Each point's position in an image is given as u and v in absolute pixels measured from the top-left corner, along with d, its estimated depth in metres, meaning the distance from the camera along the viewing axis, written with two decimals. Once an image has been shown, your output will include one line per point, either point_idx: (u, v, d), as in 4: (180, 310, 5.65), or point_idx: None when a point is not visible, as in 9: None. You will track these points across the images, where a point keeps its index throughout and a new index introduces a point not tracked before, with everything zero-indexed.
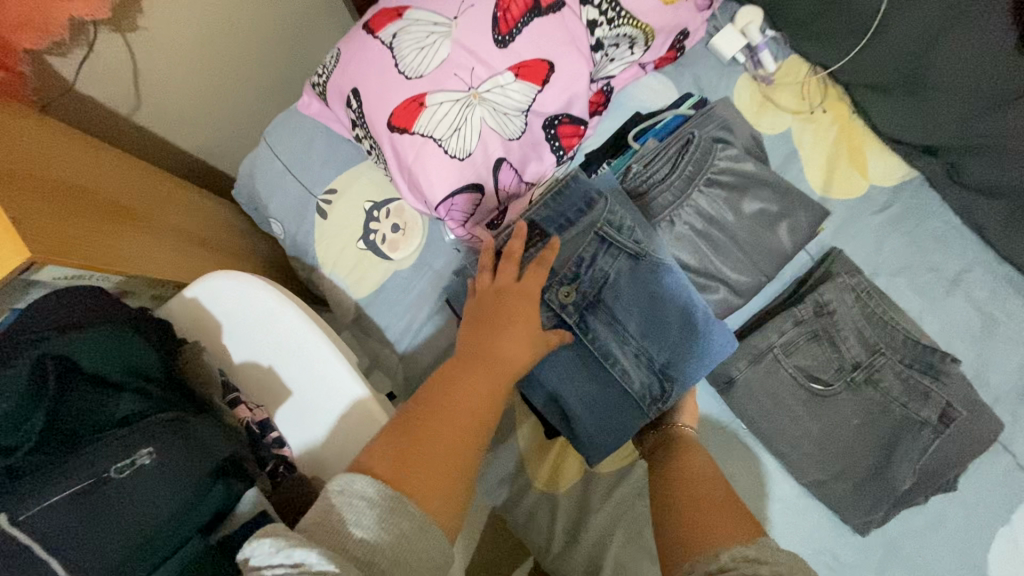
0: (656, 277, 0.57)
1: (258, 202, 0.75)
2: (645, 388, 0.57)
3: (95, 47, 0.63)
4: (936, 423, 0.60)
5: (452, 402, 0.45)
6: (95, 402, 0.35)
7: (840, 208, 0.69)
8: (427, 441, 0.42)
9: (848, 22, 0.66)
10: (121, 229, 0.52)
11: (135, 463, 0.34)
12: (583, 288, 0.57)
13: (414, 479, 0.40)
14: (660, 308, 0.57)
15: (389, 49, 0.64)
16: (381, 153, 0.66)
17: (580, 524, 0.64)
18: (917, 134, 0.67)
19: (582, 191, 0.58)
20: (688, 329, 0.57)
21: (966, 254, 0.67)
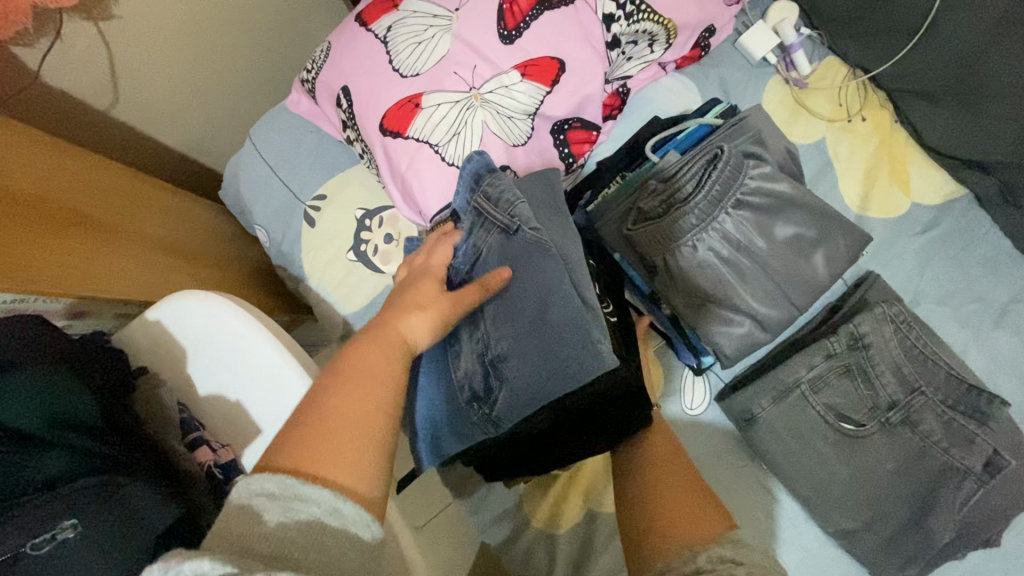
0: (528, 258, 0.46)
1: (243, 206, 0.70)
2: (468, 379, 0.48)
3: (63, 36, 0.57)
4: (980, 473, 0.54)
5: (355, 375, 0.36)
6: (13, 462, 0.29)
7: (879, 227, 0.63)
8: (328, 426, 0.34)
9: (894, 22, 0.60)
10: (79, 243, 0.47)
11: (56, 537, 0.28)
12: (456, 262, 0.48)
13: (324, 459, 0.33)
14: (524, 298, 0.46)
15: (383, 43, 0.58)
16: (373, 157, 0.61)
17: (582, 568, 0.59)
18: (968, 148, 0.60)
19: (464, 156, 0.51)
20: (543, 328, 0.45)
21: (1017, 282, 0.61)
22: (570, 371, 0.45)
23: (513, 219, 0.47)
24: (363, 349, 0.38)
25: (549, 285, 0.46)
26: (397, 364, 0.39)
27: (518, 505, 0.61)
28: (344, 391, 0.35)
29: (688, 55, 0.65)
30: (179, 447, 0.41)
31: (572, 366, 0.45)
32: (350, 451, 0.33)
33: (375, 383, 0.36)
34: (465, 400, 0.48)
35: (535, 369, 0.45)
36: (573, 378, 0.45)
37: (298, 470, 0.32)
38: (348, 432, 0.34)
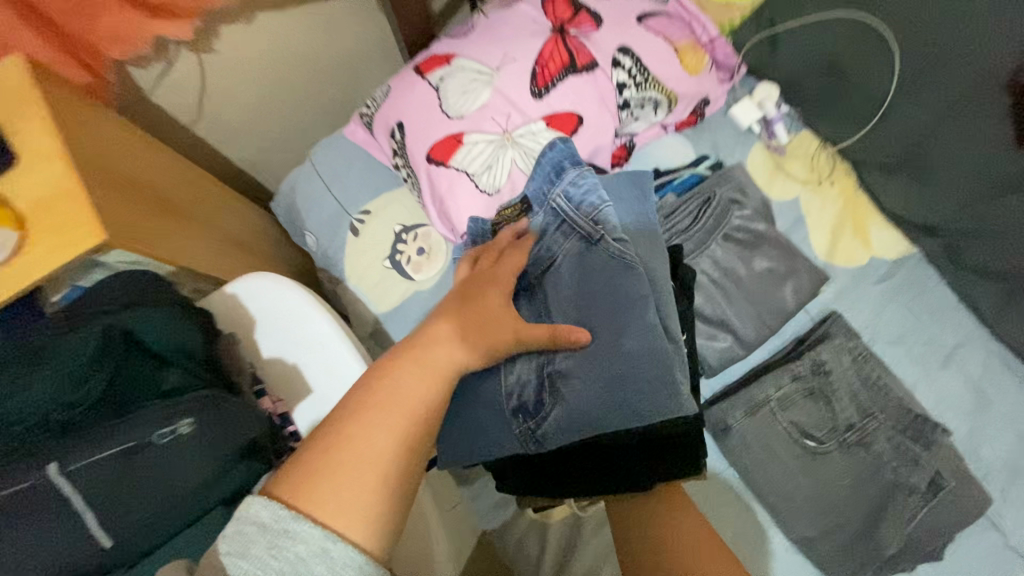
0: (608, 267, 0.55)
1: (295, 215, 0.80)
2: (520, 387, 0.55)
3: (172, 63, 0.70)
4: (923, 490, 0.62)
5: (371, 410, 0.41)
6: (146, 371, 0.40)
7: (842, 274, 0.73)
8: (335, 461, 0.38)
9: (858, 106, 0.72)
10: (174, 224, 0.57)
11: (175, 431, 0.37)
12: (529, 266, 0.58)
13: (319, 496, 0.37)
14: (598, 309, 0.54)
15: (435, 90, 0.71)
16: (416, 181, 0.72)
17: (568, 555, 0.66)
18: (920, 213, 0.71)
19: (556, 161, 0.60)
20: (603, 358, 0.53)
21: (960, 329, 0.70)
22: (629, 409, 0.52)
23: (597, 227, 0.56)
24: (384, 382, 0.43)
25: (625, 304, 0.53)
26: (420, 397, 0.43)
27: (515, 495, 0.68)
28: (356, 433, 0.40)
29: (686, 120, 0.77)
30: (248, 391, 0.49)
31: (638, 402, 0.52)
32: (345, 494, 0.37)
33: (390, 421, 0.41)
34: (512, 409, 0.56)
35: (598, 394, 0.53)
36: (634, 418, 0.52)
37: (293, 504, 0.37)
38: (348, 475, 0.38)
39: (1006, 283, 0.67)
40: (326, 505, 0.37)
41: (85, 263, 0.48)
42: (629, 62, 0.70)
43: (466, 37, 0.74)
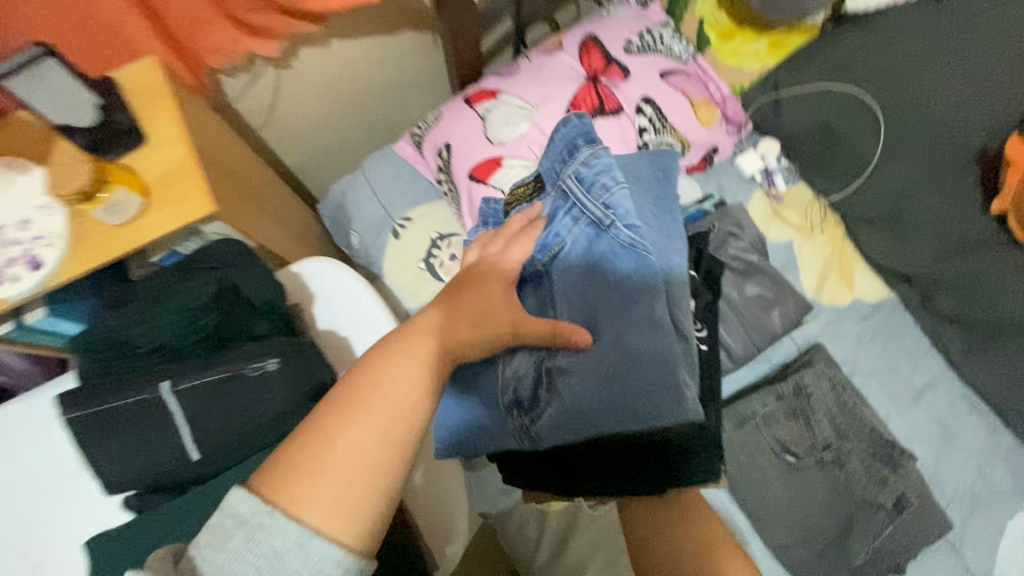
0: (618, 257, 0.53)
1: (343, 216, 0.91)
2: (517, 381, 0.54)
3: (255, 75, 0.80)
4: (890, 508, 0.68)
5: (355, 401, 0.39)
6: (243, 319, 0.49)
7: (827, 311, 0.81)
8: (315, 455, 0.37)
9: (848, 165, 0.82)
10: (252, 209, 0.66)
11: (264, 366, 0.45)
12: (535, 256, 0.56)
13: (298, 489, 0.36)
14: (603, 301, 0.53)
15: (481, 119, 0.82)
16: (456, 195, 0.82)
17: (564, 542, 0.72)
18: (897, 262, 0.80)
19: (569, 138, 0.57)
20: (600, 352, 0.52)
21: (931, 369, 0.78)
22: (624, 404, 0.50)
23: (608, 213, 0.53)
24: (369, 371, 0.40)
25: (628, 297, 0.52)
26: (410, 387, 0.40)
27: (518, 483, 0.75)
28: (344, 425, 0.38)
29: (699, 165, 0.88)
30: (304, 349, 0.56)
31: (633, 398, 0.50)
32: (328, 490, 0.36)
33: (376, 412, 0.38)
34: (508, 402, 0.55)
35: (595, 392, 0.51)
36: (633, 417, 0.50)
37: (271, 498, 0.36)
38: (328, 469, 0.36)
39: (975, 331, 0.75)
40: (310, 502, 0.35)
41: (185, 231, 0.57)
42: (651, 111, 0.81)
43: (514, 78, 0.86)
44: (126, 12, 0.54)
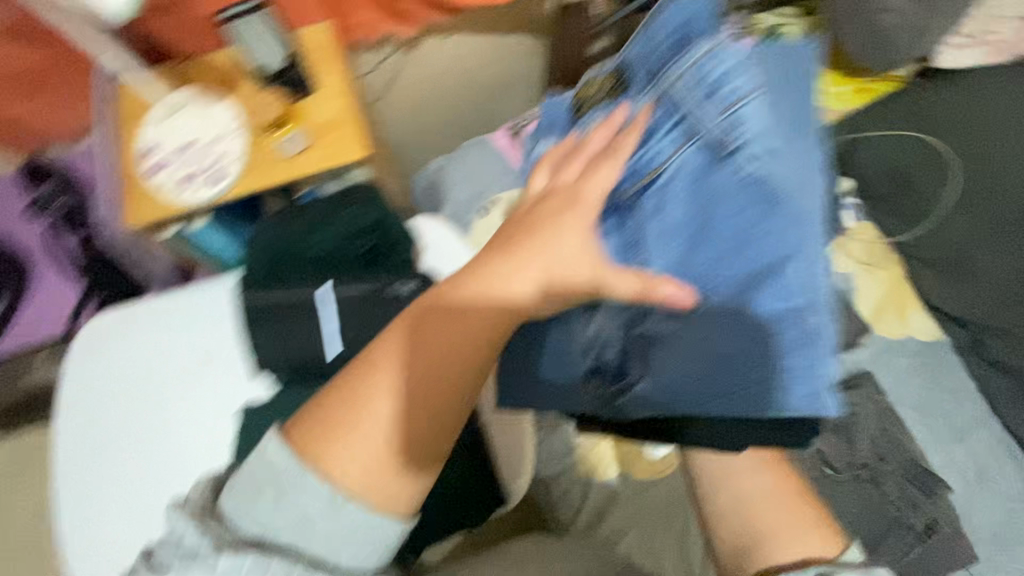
0: (747, 190, 0.39)
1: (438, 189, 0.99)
2: (600, 347, 0.45)
3: (387, 57, 0.93)
4: (919, 530, 0.73)
5: (397, 357, 0.38)
6: (385, 247, 0.56)
7: (878, 340, 0.86)
8: (350, 414, 0.37)
9: (912, 209, 0.87)
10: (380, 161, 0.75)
11: (402, 287, 0.52)
12: (626, 182, 0.43)
13: (331, 451, 0.37)
14: (733, 255, 0.39)
15: None
16: None
17: (603, 513, 0.77)
18: (959, 305, 0.83)
19: (679, 25, 0.43)
20: (725, 319, 0.39)
21: (976, 413, 0.81)
22: (735, 395, 0.39)
23: (729, 136, 0.39)
24: (418, 324, 0.38)
25: (764, 262, 0.38)
26: (463, 340, 0.38)
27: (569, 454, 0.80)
28: (368, 390, 0.38)
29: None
30: None
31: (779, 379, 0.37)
32: (350, 456, 0.37)
33: (419, 371, 0.37)
34: (589, 367, 0.45)
35: (706, 363, 0.40)
36: (761, 406, 0.38)
37: (303, 458, 0.37)
38: (363, 429, 0.37)
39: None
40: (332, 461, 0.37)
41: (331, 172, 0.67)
42: None
43: None
44: None
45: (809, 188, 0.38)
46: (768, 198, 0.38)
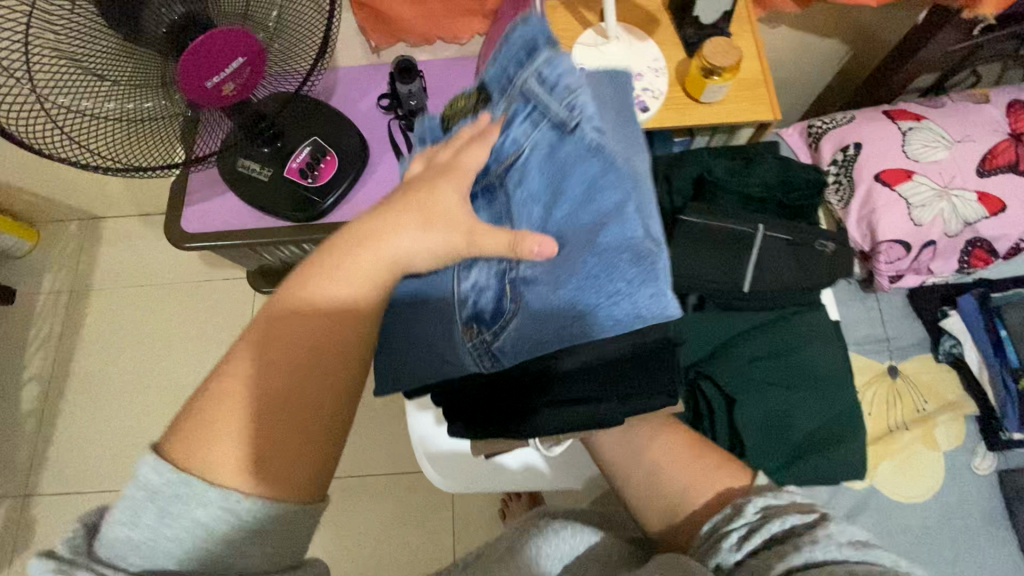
0: (586, 155, 0.80)
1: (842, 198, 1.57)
2: (483, 300, 0.96)
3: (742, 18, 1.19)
4: None
5: (306, 293, 0.68)
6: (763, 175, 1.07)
7: None
8: (270, 338, 0.66)
9: None
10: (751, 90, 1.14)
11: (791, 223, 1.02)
12: (496, 170, 0.89)
13: (246, 380, 0.65)
14: (585, 207, 0.82)
15: (913, 161, 1.49)
16: (854, 188, 1.52)
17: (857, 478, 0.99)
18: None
19: (529, 39, 0.82)
20: (592, 248, 0.81)
21: None
22: (599, 295, 0.81)
23: (573, 114, 0.80)
24: (327, 261, 0.69)
25: (601, 214, 0.80)
26: (367, 279, 0.70)
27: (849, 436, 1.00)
28: (299, 312, 0.67)
29: (990, 201, 1.46)
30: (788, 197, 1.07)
31: (637, 278, 0.80)
32: (286, 384, 0.65)
33: (337, 292, 0.68)
34: (472, 318, 0.97)
35: (577, 279, 0.82)
36: (635, 314, 0.80)
37: (211, 414, 0.64)
38: (284, 340, 0.65)
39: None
40: (229, 442, 0.63)
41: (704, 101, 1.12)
42: None
43: (937, 112, 1.55)
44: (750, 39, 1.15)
45: (625, 157, 0.81)
46: (602, 159, 0.80)
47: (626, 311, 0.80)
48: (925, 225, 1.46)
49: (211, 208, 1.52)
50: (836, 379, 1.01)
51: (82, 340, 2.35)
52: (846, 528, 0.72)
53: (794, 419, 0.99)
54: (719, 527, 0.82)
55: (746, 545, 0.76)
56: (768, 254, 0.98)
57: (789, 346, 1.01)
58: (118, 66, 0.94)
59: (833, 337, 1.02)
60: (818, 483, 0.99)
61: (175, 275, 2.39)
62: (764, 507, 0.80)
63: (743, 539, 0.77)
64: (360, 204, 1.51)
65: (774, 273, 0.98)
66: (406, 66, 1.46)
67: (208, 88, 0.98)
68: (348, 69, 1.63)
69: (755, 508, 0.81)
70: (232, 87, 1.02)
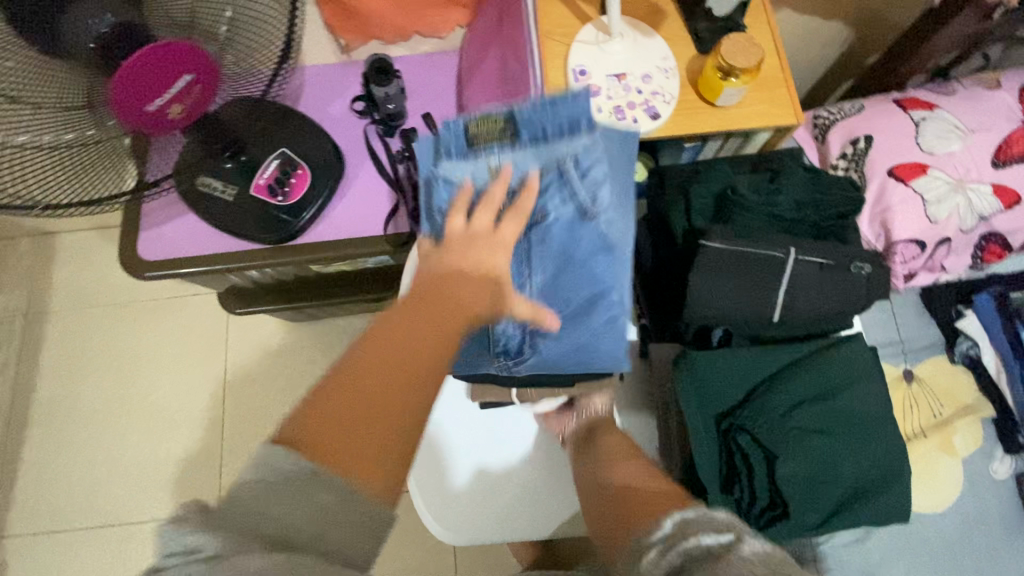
0: (600, 238, 1.02)
1: (872, 197, 1.42)
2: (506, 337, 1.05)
3: (753, 15, 1.19)
4: None
5: (418, 305, 0.77)
6: (787, 197, 1.12)
7: None
8: (382, 342, 0.73)
9: None
10: (770, 89, 1.14)
11: (821, 246, 1.07)
12: (517, 218, 1.00)
13: (357, 379, 0.71)
14: (591, 281, 1.04)
15: (927, 150, 1.39)
16: (867, 181, 1.43)
17: (897, 513, 1.05)
18: None
19: (573, 119, 0.97)
20: (595, 311, 1.05)
21: None
22: (594, 352, 1.06)
23: (593, 206, 1.01)
24: (434, 278, 0.81)
25: (601, 289, 1.04)
26: (467, 296, 0.79)
27: (883, 466, 1.05)
28: (407, 315, 0.76)
29: (1008, 194, 1.37)
30: (813, 219, 1.12)
31: (619, 341, 1.06)
32: (391, 386, 0.71)
33: (443, 306, 0.77)
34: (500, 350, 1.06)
35: (580, 338, 1.05)
36: (619, 362, 1.06)
37: (331, 409, 0.69)
38: (398, 346, 0.73)
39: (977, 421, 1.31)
40: (346, 432, 0.69)
41: (726, 98, 1.11)
42: None
43: (950, 99, 1.45)
44: (767, 39, 1.16)
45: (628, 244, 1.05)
46: (609, 244, 1.02)
47: (610, 365, 1.07)
48: (941, 221, 1.37)
49: (170, 232, 1.37)
50: (874, 426, 1.05)
51: (41, 366, 2.17)
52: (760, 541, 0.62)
53: (842, 463, 1.03)
54: (641, 540, 0.69)
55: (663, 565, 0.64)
56: (796, 276, 1.04)
57: (825, 390, 1.05)
58: (40, 86, 0.79)
59: (869, 381, 1.07)
60: (869, 521, 1.04)
61: (140, 291, 2.21)
62: (684, 520, 0.67)
63: (661, 555, 0.64)
64: (337, 222, 1.37)
65: (804, 297, 1.05)
66: (380, 66, 1.33)
67: (148, 111, 0.84)
68: (316, 67, 1.47)
69: (673, 522, 0.68)
70: (179, 110, 0.88)
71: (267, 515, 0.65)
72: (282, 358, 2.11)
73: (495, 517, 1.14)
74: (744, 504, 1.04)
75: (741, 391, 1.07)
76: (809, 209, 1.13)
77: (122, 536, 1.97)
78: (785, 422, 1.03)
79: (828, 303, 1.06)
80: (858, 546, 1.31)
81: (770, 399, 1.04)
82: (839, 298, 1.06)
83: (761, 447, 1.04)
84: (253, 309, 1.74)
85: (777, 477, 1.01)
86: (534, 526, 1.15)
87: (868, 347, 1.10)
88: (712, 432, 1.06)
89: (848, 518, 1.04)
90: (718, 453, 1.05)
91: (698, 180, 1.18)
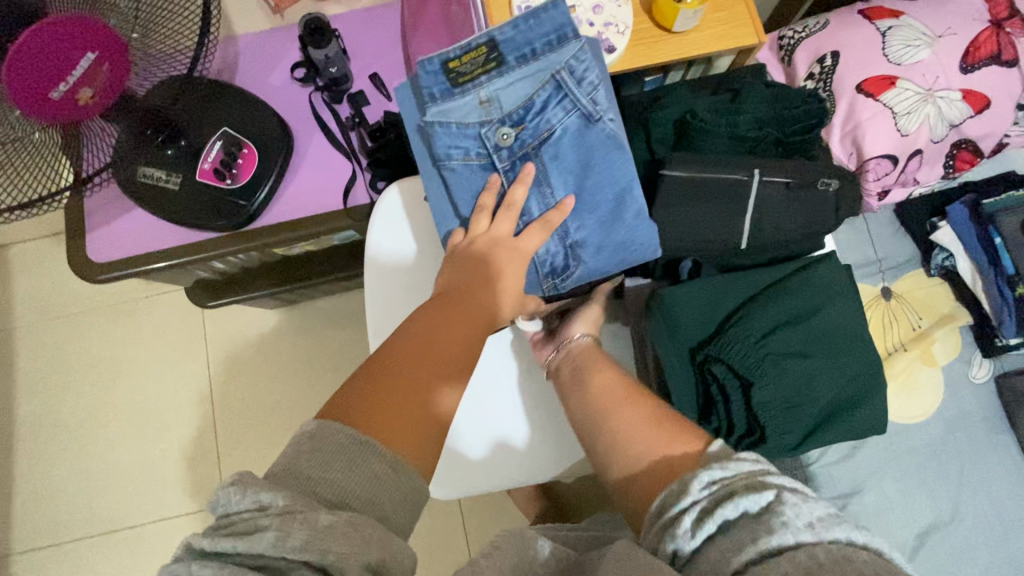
0: (611, 137, 1.01)
1: (841, 115, 1.38)
2: (552, 256, 1.04)
3: None
4: None
5: (451, 301, 0.89)
6: (750, 117, 1.09)
7: None
8: (427, 334, 0.84)
9: None
10: (730, 7, 1.08)
11: (789, 169, 1.05)
12: (530, 132, 1.00)
13: (405, 366, 0.80)
14: (613, 183, 1.02)
15: (894, 60, 1.35)
16: (835, 99, 1.39)
17: (878, 424, 1.08)
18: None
19: (553, 26, 1.00)
20: (622, 210, 1.02)
21: None
22: (632, 252, 1.04)
23: (595, 110, 1.00)
24: (462, 277, 0.93)
25: (624, 185, 1.02)
26: (490, 292, 0.92)
27: (870, 383, 1.06)
28: (446, 313, 0.87)
29: (976, 99, 1.34)
30: (777, 136, 1.10)
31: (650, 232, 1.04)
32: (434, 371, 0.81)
33: (473, 302, 0.90)
34: (546, 274, 1.05)
35: (614, 241, 1.03)
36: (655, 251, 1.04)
37: (377, 389, 0.76)
38: (443, 337, 0.85)
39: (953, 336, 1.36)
40: (399, 412, 0.75)
41: (685, 23, 1.04)
42: None
43: (915, 4, 1.40)
44: None
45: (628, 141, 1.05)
46: (619, 144, 1.01)
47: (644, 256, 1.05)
48: (912, 134, 1.34)
49: (127, 225, 1.30)
50: (846, 340, 1.06)
51: (19, 383, 2.10)
52: (801, 507, 0.64)
53: (819, 384, 1.04)
54: (669, 505, 0.72)
55: (700, 529, 0.67)
56: (762, 200, 1.04)
57: (797, 313, 1.05)
58: None
59: (842, 300, 1.07)
60: (846, 437, 1.06)
61: (105, 294, 2.13)
62: (713, 480, 0.71)
63: (697, 522, 0.68)
64: (294, 198, 1.31)
65: (771, 219, 1.05)
66: (316, 26, 1.23)
67: (54, 99, 0.76)
68: (250, 34, 1.37)
69: (703, 484, 0.71)
70: (91, 92, 0.80)
71: (274, 506, 0.60)
72: (264, 346, 2.07)
73: (493, 471, 1.14)
74: (721, 433, 1.04)
75: (712, 323, 1.06)
76: (772, 126, 1.10)
77: (135, 540, 1.97)
78: (759, 350, 1.03)
79: (802, 225, 1.06)
80: (848, 462, 1.35)
81: (752, 326, 1.04)
82: (813, 218, 1.06)
83: (736, 377, 1.04)
84: (224, 302, 1.67)
85: (754, 406, 1.02)
86: (528, 472, 1.15)
87: (840, 265, 1.09)
88: (686, 365, 1.05)
89: (829, 436, 1.05)
90: (694, 387, 1.06)
91: (658, 105, 1.14)
